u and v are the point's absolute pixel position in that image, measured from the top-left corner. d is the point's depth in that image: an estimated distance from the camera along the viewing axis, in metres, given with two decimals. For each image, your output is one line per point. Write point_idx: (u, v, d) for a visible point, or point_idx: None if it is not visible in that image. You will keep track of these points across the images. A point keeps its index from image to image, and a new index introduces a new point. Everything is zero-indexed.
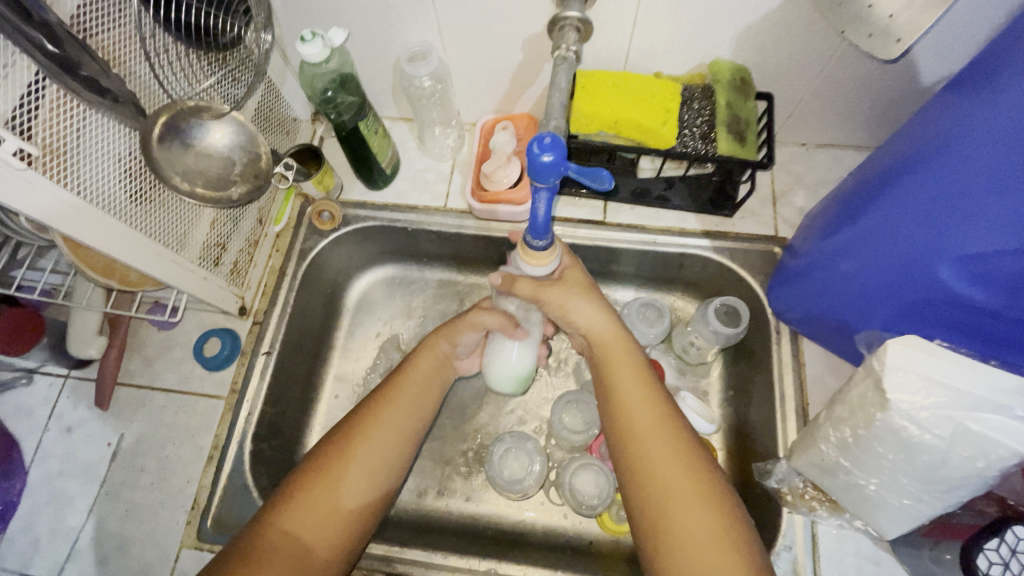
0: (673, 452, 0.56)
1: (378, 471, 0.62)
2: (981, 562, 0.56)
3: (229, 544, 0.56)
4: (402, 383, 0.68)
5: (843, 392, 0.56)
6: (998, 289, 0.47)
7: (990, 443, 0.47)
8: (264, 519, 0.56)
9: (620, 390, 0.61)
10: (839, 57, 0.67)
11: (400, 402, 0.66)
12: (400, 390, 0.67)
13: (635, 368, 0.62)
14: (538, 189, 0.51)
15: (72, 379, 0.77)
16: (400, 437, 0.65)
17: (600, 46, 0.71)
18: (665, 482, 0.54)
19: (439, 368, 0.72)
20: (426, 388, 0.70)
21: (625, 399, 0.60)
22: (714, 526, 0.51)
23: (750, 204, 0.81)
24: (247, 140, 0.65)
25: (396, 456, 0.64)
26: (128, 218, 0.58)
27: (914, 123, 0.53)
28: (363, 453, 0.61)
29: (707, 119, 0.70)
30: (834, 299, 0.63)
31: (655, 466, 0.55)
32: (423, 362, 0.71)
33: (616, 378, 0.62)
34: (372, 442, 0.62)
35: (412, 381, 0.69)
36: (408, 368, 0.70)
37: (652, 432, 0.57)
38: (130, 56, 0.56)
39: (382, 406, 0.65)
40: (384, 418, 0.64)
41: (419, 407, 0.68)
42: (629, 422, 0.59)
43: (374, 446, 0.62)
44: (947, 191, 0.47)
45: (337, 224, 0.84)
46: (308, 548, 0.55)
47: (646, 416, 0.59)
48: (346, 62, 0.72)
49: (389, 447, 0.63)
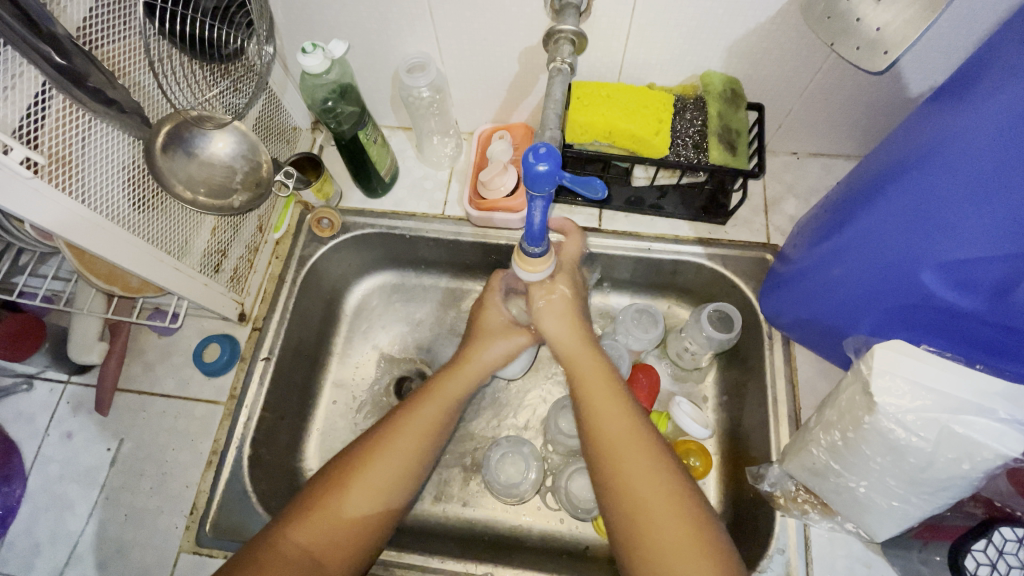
0: (646, 462, 0.57)
1: (387, 492, 0.61)
2: (968, 562, 0.56)
3: (235, 556, 0.57)
4: (421, 406, 0.66)
5: (832, 396, 0.58)
6: (981, 293, 0.50)
7: (974, 445, 0.48)
8: (278, 531, 0.57)
9: (591, 401, 0.63)
10: (828, 70, 0.69)
11: (420, 420, 0.65)
12: (419, 412, 0.66)
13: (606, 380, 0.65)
14: (534, 198, 0.53)
15: (72, 385, 0.78)
16: (415, 458, 0.64)
17: (595, 58, 0.73)
18: (639, 491, 0.55)
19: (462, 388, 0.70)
20: (446, 408, 0.68)
21: (597, 410, 0.62)
22: (686, 533, 0.52)
23: (742, 212, 0.83)
24: (248, 149, 0.67)
25: (408, 478, 0.63)
26: (130, 226, 0.59)
27: (898, 133, 0.54)
28: (372, 473, 0.61)
29: (698, 129, 0.72)
30: (820, 305, 0.64)
31: (630, 476, 0.56)
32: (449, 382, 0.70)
33: (591, 391, 0.64)
34: (381, 463, 0.61)
35: (430, 403, 0.67)
36: (434, 388, 0.69)
37: (625, 441, 0.58)
38: (132, 66, 0.57)
39: (400, 426, 0.64)
40: (398, 440, 0.63)
41: (436, 430, 0.66)
42: (603, 432, 0.60)
43: (384, 467, 0.61)
44: (930, 199, 0.48)
45: (336, 231, 0.85)
46: (320, 562, 0.56)
47: (619, 426, 0.60)
48: (346, 73, 0.74)
49: (402, 469, 0.62)
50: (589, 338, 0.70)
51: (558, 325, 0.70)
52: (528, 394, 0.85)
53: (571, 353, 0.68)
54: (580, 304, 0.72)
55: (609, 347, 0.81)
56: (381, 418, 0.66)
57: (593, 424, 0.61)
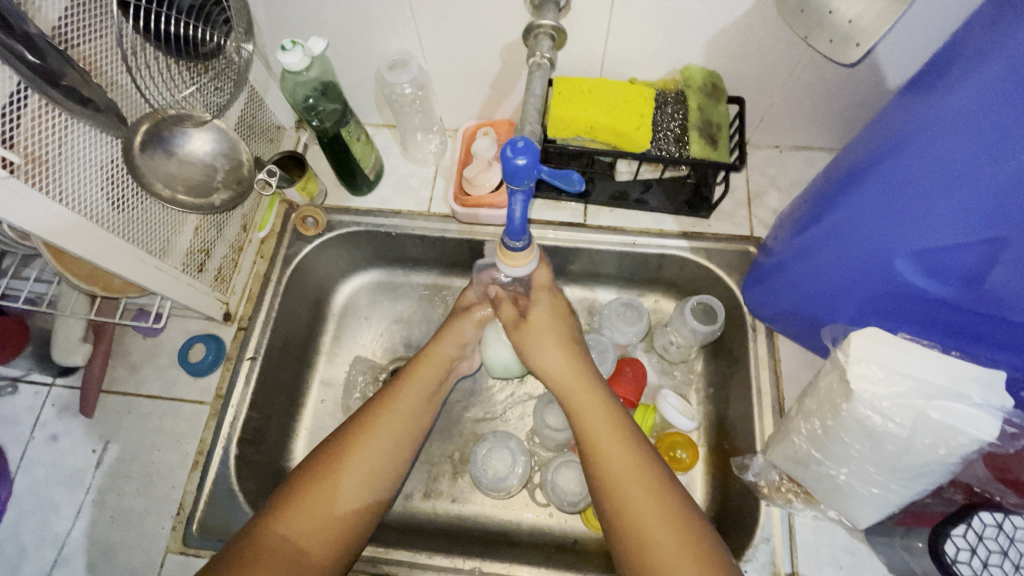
0: (655, 507, 0.54)
1: (372, 480, 0.62)
2: (949, 548, 0.56)
3: (221, 551, 0.56)
4: (401, 393, 0.67)
5: (812, 385, 0.58)
6: (953, 281, 0.50)
7: (951, 431, 0.49)
8: (265, 526, 0.57)
9: (596, 441, 0.59)
10: (806, 63, 0.70)
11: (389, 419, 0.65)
12: (399, 395, 0.67)
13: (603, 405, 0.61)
14: (514, 192, 0.53)
15: (56, 388, 0.78)
16: (400, 444, 0.65)
17: (576, 53, 0.73)
18: (657, 543, 0.52)
19: (436, 373, 0.72)
20: (426, 391, 0.70)
21: (601, 446, 0.58)
22: (701, 570, 0.50)
23: (725, 205, 0.83)
24: (228, 148, 0.68)
25: (393, 465, 0.64)
26: (111, 226, 0.59)
27: (873, 125, 0.55)
28: (357, 462, 0.61)
29: (680, 123, 0.73)
30: (800, 296, 0.65)
31: (642, 520, 0.54)
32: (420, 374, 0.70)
33: (586, 420, 0.60)
34: (367, 451, 0.62)
35: (410, 389, 0.68)
36: (399, 386, 0.68)
37: (634, 485, 0.56)
38: (108, 64, 0.57)
39: (376, 421, 0.65)
40: (383, 425, 0.64)
41: (419, 415, 0.68)
42: (605, 466, 0.57)
43: (370, 456, 0.62)
44: (900, 188, 0.49)
45: (321, 229, 0.85)
46: (304, 551, 0.56)
47: (618, 458, 0.57)
48: (328, 70, 0.74)
49: (388, 454, 0.64)
50: (587, 374, 0.64)
51: (551, 358, 0.65)
52: (517, 390, 0.85)
53: (567, 392, 0.63)
54: (570, 333, 0.68)
55: (593, 340, 0.83)
56: (356, 412, 0.67)
57: (599, 470, 0.57)
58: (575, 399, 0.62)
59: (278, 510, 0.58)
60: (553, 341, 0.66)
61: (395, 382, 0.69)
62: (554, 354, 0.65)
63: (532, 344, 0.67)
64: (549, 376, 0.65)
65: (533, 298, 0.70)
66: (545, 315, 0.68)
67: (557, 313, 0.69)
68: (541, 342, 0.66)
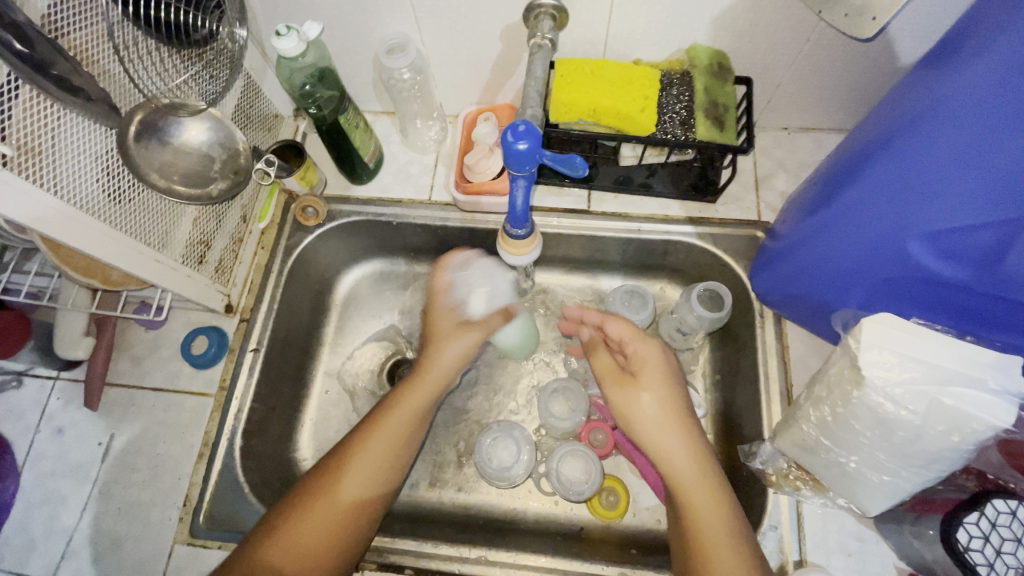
0: None
1: (367, 492, 0.62)
2: (961, 535, 0.53)
3: (232, 552, 0.58)
4: (396, 411, 0.67)
5: (822, 371, 0.57)
6: (968, 262, 0.49)
7: (963, 417, 0.48)
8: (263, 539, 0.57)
9: (699, 521, 0.56)
10: (816, 40, 0.67)
11: (373, 442, 0.64)
12: (387, 423, 0.65)
13: (712, 490, 0.57)
14: (517, 177, 0.53)
15: (61, 381, 0.78)
16: (390, 459, 0.65)
17: (578, 33, 0.70)
18: None
19: (427, 400, 0.69)
20: (420, 409, 0.68)
21: (707, 529, 0.55)
22: None
23: (732, 189, 0.81)
24: (224, 138, 0.67)
25: (380, 481, 0.64)
26: (109, 218, 0.58)
27: (886, 101, 0.53)
28: (353, 477, 0.62)
29: (685, 104, 0.71)
30: (808, 281, 0.64)
31: None
32: (399, 410, 0.67)
33: (694, 500, 0.57)
34: (363, 466, 0.63)
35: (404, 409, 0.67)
36: (382, 417, 0.66)
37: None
38: (98, 51, 0.55)
39: (363, 439, 0.64)
40: (373, 440, 0.64)
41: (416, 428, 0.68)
42: (706, 548, 0.54)
43: (365, 469, 0.63)
44: (914, 170, 0.47)
45: (321, 219, 0.84)
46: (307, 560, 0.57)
47: (720, 538, 0.54)
48: (324, 56, 0.72)
49: (384, 464, 0.65)
50: (706, 455, 0.59)
51: (663, 426, 0.60)
52: (523, 379, 0.85)
53: (686, 474, 0.58)
54: (682, 399, 0.62)
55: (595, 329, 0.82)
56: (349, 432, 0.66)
57: (701, 551, 0.54)
58: (694, 491, 0.57)
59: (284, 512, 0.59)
60: (666, 407, 0.61)
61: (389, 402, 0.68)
62: (668, 425, 0.60)
63: (640, 408, 0.61)
64: (663, 454, 0.59)
65: (635, 352, 0.64)
66: (657, 376, 0.63)
67: (671, 377, 0.63)
68: (649, 407, 0.61)
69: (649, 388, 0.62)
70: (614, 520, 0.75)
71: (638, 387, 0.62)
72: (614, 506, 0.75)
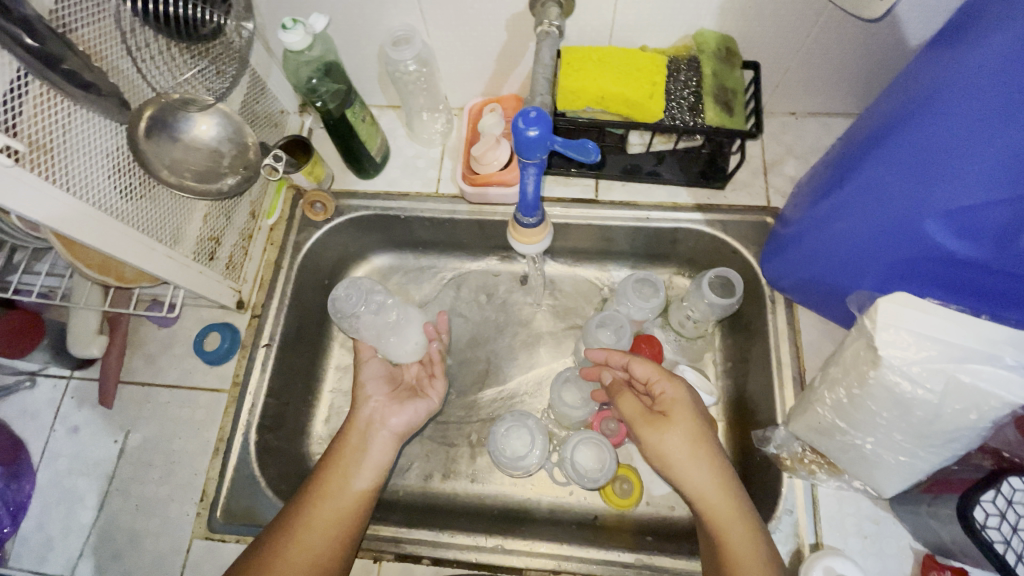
0: None
1: (340, 524, 0.63)
2: (978, 514, 0.53)
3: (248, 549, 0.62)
4: (344, 452, 0.68)
5: (837, 353, 0.57)
6: (984, 239, 0.48)
7: (982, 395, 0.48)
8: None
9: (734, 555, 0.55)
10: (825, 22, 0.67)
11: (349, 454, 0.68)
12: (352, 442, 0.69)
13: (744, 521, 0.57)
14: (527, 164, 0.54)
15: (74, 380, 0.78)
16: (353, 496, 0.65)
17: (584, 21, 0.70)
18: None
19: (368, 435, 0.70)
20: (375, 447, 0.69)
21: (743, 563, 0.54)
22: None
23: (741, 175, 0.81)
24: (232, 131, 0.68)
25: (354, 515, 0.64)
26: (121, 215, 0.58)
27: (897, 82, 0.53)
28: (317, 518, 0.62)
29: (693, 90, 0.71)
30: (822, 265, 0.64)
31: None
32: (353, 434, 0.70)
33: (725, 533, 0.57)
34: (325, 505, 0.64)
35: (353, 450, 0.68)
36: (346, 439, 0.70)
37: None
38: (108, 49, 0.55)
39: (342, 450, 0.68)
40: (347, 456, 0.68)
41: (374, 463, 0.68)
42: None
43: (329, 509, 0.63)
44: (931, 148, 0.47)
45: (330, 214, 0.84)
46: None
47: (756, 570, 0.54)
48: (329, 49, 0.73)
49: (345, 499, 0.65)
50: (731, 480, 0.59)
51: (690, 464, 0.59)
52: (534, 370, 0.85)
53: (718, 508, 0.58)
54: (711, 432, 0.62)
55: (608, 318, 0.81)
56: (326, 449, 0.70)
57: None
58: (725, 520, 0.57)
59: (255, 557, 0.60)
60: (694, 446, 0.60)
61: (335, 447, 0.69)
62: (698, 463, 0.59)
63: (671, 448, 0.60)
64: (693, 488, 0.59)
65: (662, 392, 0.64)
66: (687, 413, 0.62)
67: (700, 413, 0.62)
68: (680, 446, 0.60)
69: (680, 425, 0.61)
70: (629, 508, 0.75)
71: (665, 427, 0.61)
72: (628, 494, 0.75)
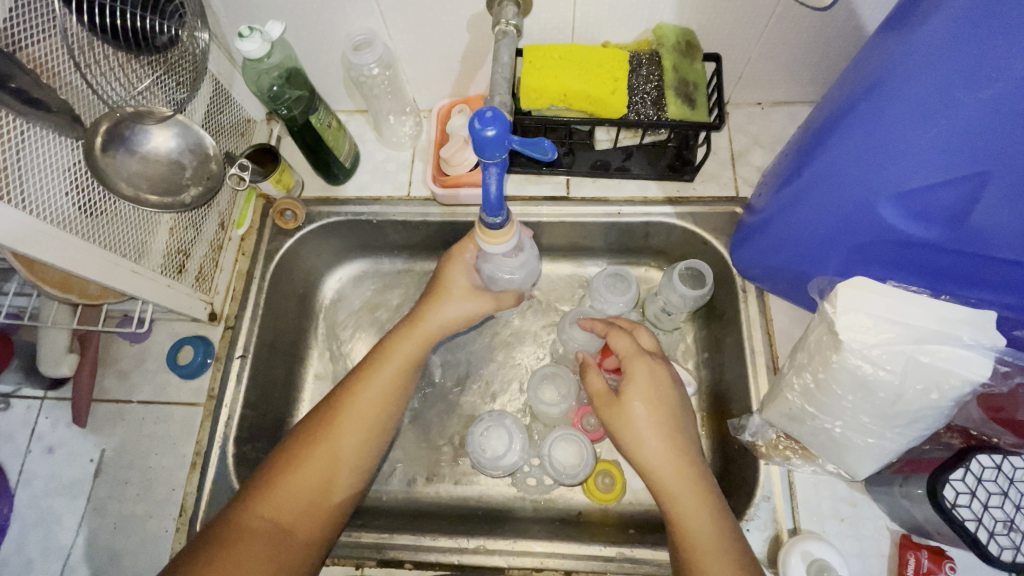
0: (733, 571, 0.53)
1: (354, 450, 0.64)
2: (948, 493, 0.53)
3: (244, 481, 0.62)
4: (369, 373, 0.67)
5: (803, 339, 0.58)
6: (936, 220, 0.49)
7: (941, 373, 0.49)
8: (235, 513, 0.58)
9: (674, 499, 0.58)
10: (781, 12, 0.68)
11: (365, 386, 0.66)
12: (380, 356, 0.68)
13: (696, 483, 0.58)
14: (487, 164, 0.52)
15: (48, 400, 0.77)
16: (368, 418, 0.65)
17: (544, 18, 0.70)
18: None
19: (419, 350, 0.70)
20: (380, 419, 0.66)
21: (688, 511, 0.57)
22: None
23: (709, 166, 0.82)
24: (190, 143, 0.69)
25: (370, 440, 0.65)
26: (81, 232, 0.58)
27: (852, 66, 0.52)
28: (324, 443, 0.63)
29: (655, 85, 0.71)
30: (786, 253, 0.64)
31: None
32: (393, 347, 0.69)
33: (671, 483, 0.58)
34: (335, 428, 0.64)
35: (354, 408, 0.65)
36: (389, 346, 0.70)
37: (713, 541, 0.55)
38: (59, 65, 0.53)
39: (365, 371, 0.67)
40: (367, 379, 0.67)
41: (388, 392, 0.67)
42: (688, 531, 0.56)
43: (336, 434, 0.63)
44: (884, 132, 0.47)
45: (300, 222, 0.83)
46: (288, 529, 0.58)
47: (703, 524, 0.56)
48: (289, 56, 0.72)
49: (364, 424, 0.65)
50: (686, 453, 0.60)
51: (648, 432, 0.60)
52: (512, 368, 0.85)
53: (668, 475, 0.59)
54: (676, 405, 0.62)
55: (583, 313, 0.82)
56: (349, 371, 0.69)
57: (679, 527, 0.57)
58: (681, 492, 0.58)
59: (258, 481, 0.61)
60: (651, 419, 0.61)
61: (335, 396, 0.66)
62: (658, 431, 0.60)
63: (632, 417, 0.61)
64: (646, 460, 0.60)
65: (630, 369, 0.63)
66: (648, 385, 0.62)
67: (668, 383, 0.63)
68: (642, 416, 0.61)
69: (639, 397, 0.61)
70: (612, 501, 0.75)
71: (634, 393, 0.62)
72: (610, 488, 0.75)
